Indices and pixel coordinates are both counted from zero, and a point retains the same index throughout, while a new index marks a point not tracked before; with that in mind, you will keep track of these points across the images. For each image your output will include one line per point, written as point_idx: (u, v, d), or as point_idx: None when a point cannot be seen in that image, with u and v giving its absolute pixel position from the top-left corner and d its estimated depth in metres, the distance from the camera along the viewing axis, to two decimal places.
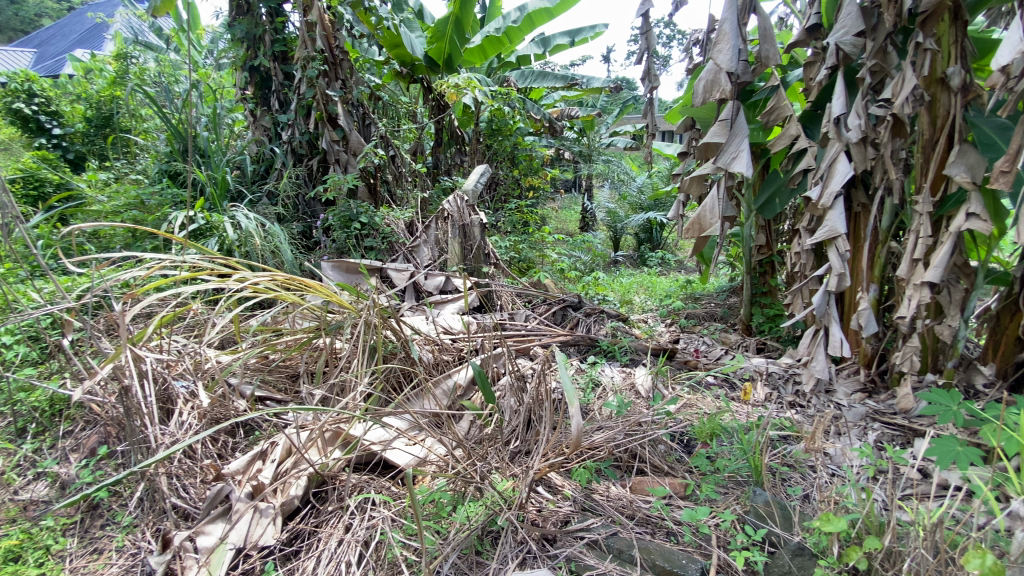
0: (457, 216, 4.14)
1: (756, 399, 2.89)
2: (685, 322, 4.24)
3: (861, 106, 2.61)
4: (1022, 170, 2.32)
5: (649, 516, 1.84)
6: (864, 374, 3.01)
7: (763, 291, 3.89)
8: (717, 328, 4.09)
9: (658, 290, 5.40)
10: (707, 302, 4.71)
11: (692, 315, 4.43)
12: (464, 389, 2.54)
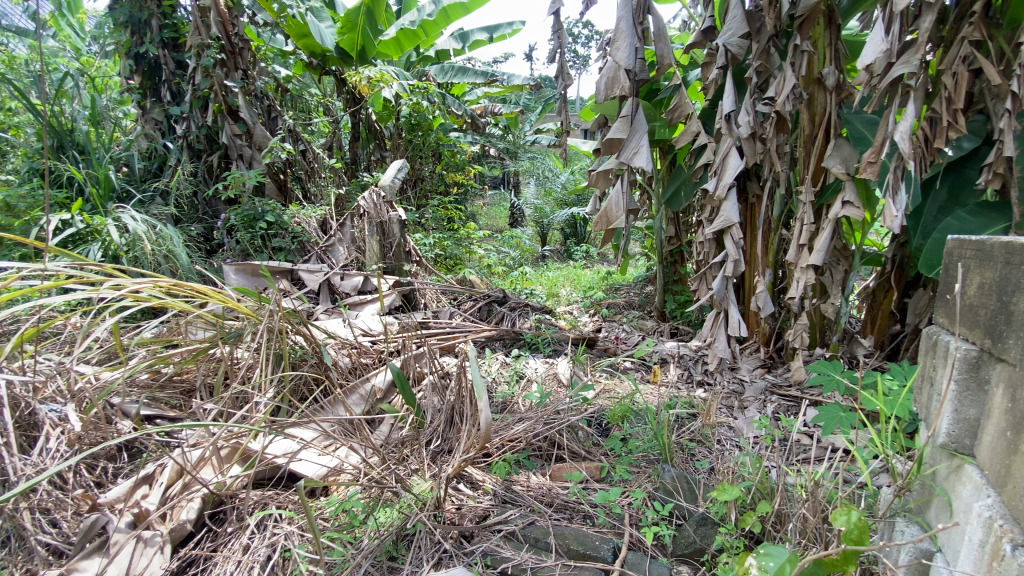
0: (373, 213, 3.99)
1: (669, 381, 3.05)
2: (606, 311, 4.39)
3: (750, 104, 2.81)
4: (886, 160, 2.58)
5: (566, 502, 1.88)
6: (763, 351, 3.26)
7: (674, 279, 4.10)
8: (635, 315, 4.27)
9: (582, 282, 5.55)
10: (627, 291, 4.90)
11: (612, 305, 4.61)
12: (383, 392, 2.46)
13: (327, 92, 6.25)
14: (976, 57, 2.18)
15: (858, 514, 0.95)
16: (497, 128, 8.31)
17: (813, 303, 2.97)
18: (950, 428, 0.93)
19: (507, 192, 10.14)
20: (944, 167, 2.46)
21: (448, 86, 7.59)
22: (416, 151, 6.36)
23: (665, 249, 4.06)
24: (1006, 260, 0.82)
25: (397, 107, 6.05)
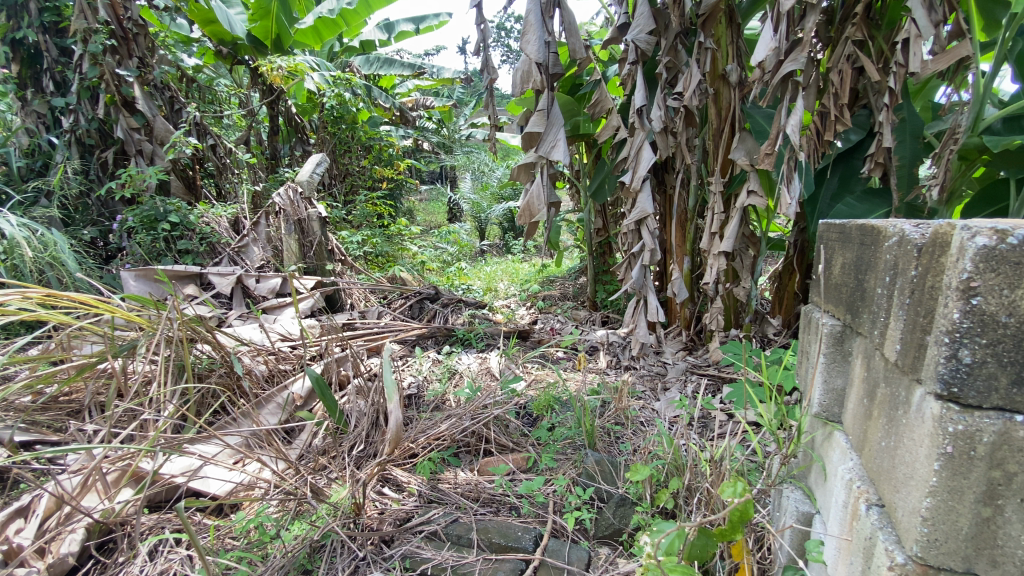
0: (290, 211, 3.77)
1: (599, 368, 3.12)
2: (541, 303, 4.42)
3: (661, 99, 2.90)
4: (783, 152, 2.76)
5: (492, 495, 1.89)
6: (684, 335, 3.41)
7: (603, 270, 4.19)
8: (568, 306, 4.34)
9: (519, 276, 5.56)
10: (561, 283, 4.95)
11: (548, 297, 4.65)
12: (303, 400, 2.36)
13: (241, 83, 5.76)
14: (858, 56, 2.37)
15: (744, 484, 0.99)
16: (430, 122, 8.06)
17: (726, 287, 3.13)
18: (821, 398, 1.02)
19: (443, 186, 9.92)
20: (834, 158, 2.67)
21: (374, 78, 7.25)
22: (342, 145, 6.01)
23: (594, 241, 4.14)
24: (860, 241, 0.88)
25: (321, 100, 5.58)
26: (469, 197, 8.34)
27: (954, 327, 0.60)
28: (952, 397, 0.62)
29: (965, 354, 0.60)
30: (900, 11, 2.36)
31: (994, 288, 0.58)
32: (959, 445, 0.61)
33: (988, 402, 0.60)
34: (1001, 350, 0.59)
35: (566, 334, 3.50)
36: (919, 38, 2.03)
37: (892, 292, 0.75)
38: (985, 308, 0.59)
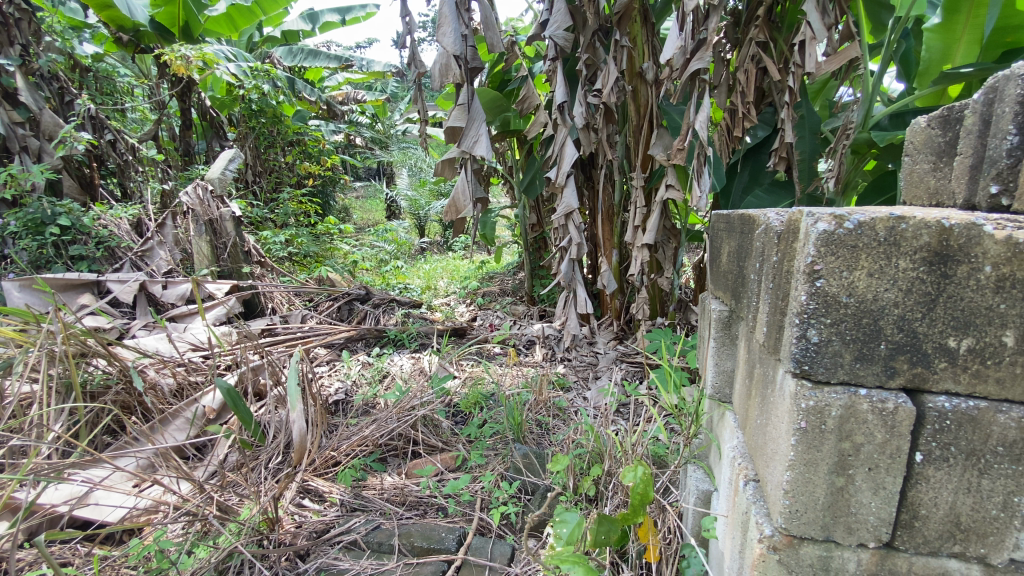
0: (200, 211, 3.47)
1: (533, 362, 3.13)
2: (480, 300, 4.36)
3: (581, 96, 2.92)
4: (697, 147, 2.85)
5: (420, 497, 1.84)
6: (615, 325, 3.48)
7: (539, 264, 4.19)
8: (507, 301, 4.31)
9: (459, 273, 5.45)
10: (500, 279, 4.91)
11: (487, 293, 4.59)
12: (215, 413, 2.18)
13: (149, 74, 5.22)
14: (761, 57, 2.48)
15: (644, 468, 1.01)
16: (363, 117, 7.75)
17: (651, 278, 3.22)
18: (714, 380, 1.07)
19: (380, 182, 9.55)
20: (743, 153, 2.78)
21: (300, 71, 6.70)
22: (266, 141, 5.37)
23: (529, 236, 4.13)
24: (741, 229, 0.92)
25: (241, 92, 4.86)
26: (407, 194, 8.07)
27: (802, 308, 0.58)
28: (804, 374, 0.60)
29: (813, 334, 0.59)
30: (797, 14, 2.50)
31: (835, 269, 0.57)
32: (811, 420, 0.60)
33: (836, 378, 0.59)
34: (844, 328, 0.58)
35: (502, 330, 3.48)
36: (814, 40, 2.15)
37: (761, 276, 0.77)
38: (829, 289, 0.57)
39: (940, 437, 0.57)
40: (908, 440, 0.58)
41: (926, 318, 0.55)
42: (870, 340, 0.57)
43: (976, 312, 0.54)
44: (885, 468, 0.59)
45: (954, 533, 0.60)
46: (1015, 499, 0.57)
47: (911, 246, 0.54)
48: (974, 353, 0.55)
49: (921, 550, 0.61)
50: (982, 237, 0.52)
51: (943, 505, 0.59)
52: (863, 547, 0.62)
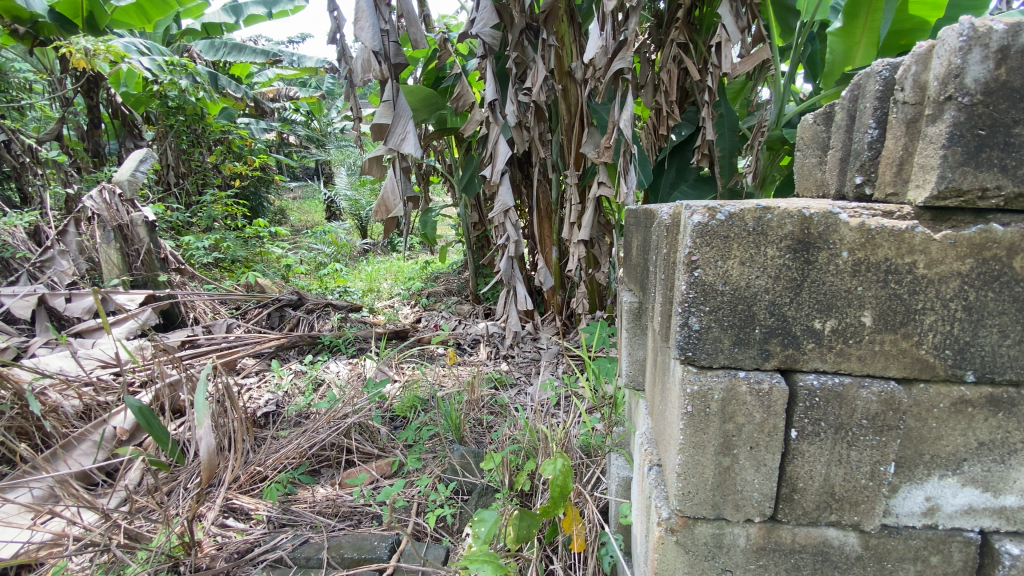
0: (106, 216, 2.92)
1: (477, 361, 3.06)
2: (424, 300, 4.20)
3: (512, 94, 2.83)
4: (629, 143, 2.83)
5: (353, 507, 1.79)
6: (557, 320, 3.47)
7: (481, 263, 4.12)
8: (453, 300, 4.15)
9: (403, 273, 5.20)
10: (445, 279, 4.74)
11: (433, 293, 4.42)
12: (128, 434, 1.99)
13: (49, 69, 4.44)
14: (682, 58, 2.56)
15: (564, 461, 1.03)
16: (297, 114, 7.34)
17: (589, 273, 3.24)
18: (630, 369, 1.10)
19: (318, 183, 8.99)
20: (669, 150, 2.84)
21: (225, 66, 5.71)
22: (188, 140, 4.83)
23: (471, 234, 4.03)
24: (644, 225, 0.95)
25: (155, 89, 4.25)
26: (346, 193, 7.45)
27: (682, 297, 0.61)
28: (689, 360, 0.63)
29: (695, 322, 0.61)
30: (715, 17, 2.60)
31: (712, 259, 0.59)
32: (696, 404, 0.63)
33: (717, 362, 0.62)
34: (722, 315, 0.61)
35: (444, 329, 3.38)
36: (729, 41, 2.23)
37: (658, 267, 0.81)
38: (706, 278, 0.60)
39: (812, 413, 0.61)
40: (783, 418, 0.61)
41: (794, 302, 0.59)
42: (745, 325, 0.61)
43: (837, 295, 0.58)
44: (764, 445, 0.62)
45: (830, 503, 0.63)
46: (880, 468, 0.62)
47: (777, 234, 0.57)
48: (838, 333, 0.59)
49: (801, 521, 0.65)
50: (838, 224, 0.56)
51: (818, 478, 0.63)
52: (750, 523, 0.66)
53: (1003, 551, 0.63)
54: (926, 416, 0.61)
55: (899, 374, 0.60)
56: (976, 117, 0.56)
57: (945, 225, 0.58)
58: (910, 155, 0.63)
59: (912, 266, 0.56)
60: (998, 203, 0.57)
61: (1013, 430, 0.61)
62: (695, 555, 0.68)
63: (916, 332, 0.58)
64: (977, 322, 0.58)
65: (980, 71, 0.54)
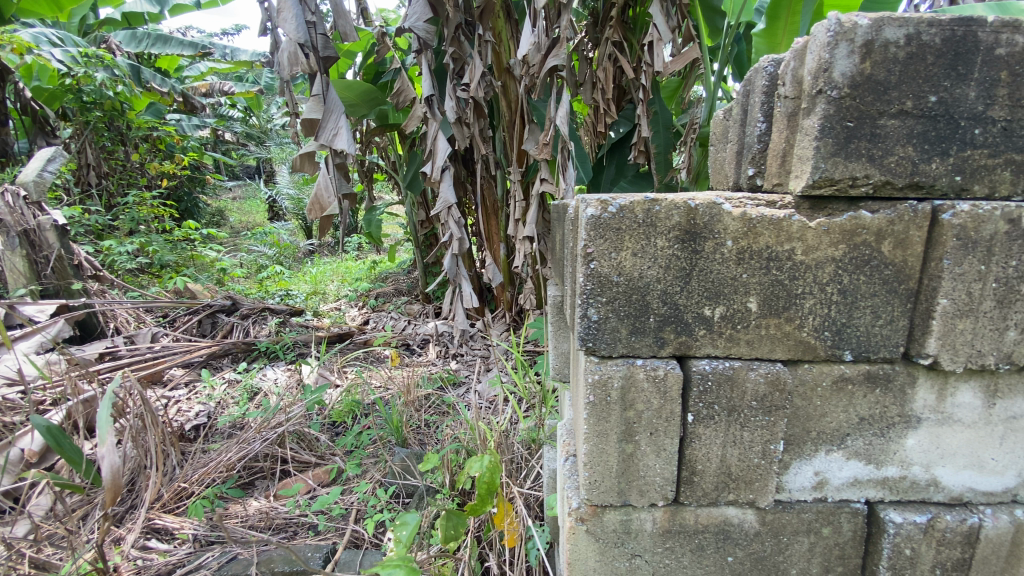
0: (9, 221, 2.27)
1: (424, 362, 2.81)
2: (372, 301, 3.83)
3: (449, 90, 2.55)
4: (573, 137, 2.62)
5: (287, 519, 1.69)
6: (507, 317, 3.30)
7: (431, 261, 3.82)
8: (402, 301, 3.78)
9: (351, 274, 4.75)
10: (394, 279, 4.37)
11: (382, 294, 4.04)
12: (39, 456, 1.74)
13: None
14: (617, 56, 2.48)
15: (491, 457, 1.02)
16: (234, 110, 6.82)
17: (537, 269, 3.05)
18: (556, 362, 1.11)
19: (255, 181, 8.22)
20: (608, 147, 2.74)
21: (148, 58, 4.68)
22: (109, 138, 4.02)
23: (419, 233, 3.71)
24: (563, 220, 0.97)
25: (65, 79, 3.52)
26: (288, 192, 6.52)
27: (581, 289, 0.63)
28: (590, 350, 0.65)
29: (594, 313, 0.63)
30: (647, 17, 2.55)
31: (606, 252, 0.62)
32: (598, 393, 0.65)
33: (616, 351, 0.64)
34: (618, 305, 0.63)
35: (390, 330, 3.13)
36: (661, 40, 2.21)
37: (570, 261, 0.82)
38: (602, 270, 0.62)
39: (705, 397, 0.64)
40: (679, 403, 0.64)
41: (684, 291, 0.62)
42: (641, 315, 0.63)
43: (724, 283, 0.61)
44: (662, 430, 0.65)
45: (727, 483, 0.66)
46: (770, 446, 0.65)
47: (665, 226, 0.60)
48: (726, 319, 0.63)
49: (702, 502, 0.68)
50: (721, 214, 0.60)
51: (715, 459, 0.66)
52: (655, 507, 0.68)
53: (888, 520, 0.67)
54: (811, 395, 0.65)
55: (784, 356, 0.63)
56: (844, 109, 0.58)
57: (822, 214, 0.61)
58: (792, 148, 0.67)
59: (791, 252, 0.60)
60: (868, 190, 0.60)
61: (889, 405, 0.65)
62: (605, 542, 0.70)
63: (797, 316, 0.62)
64: (852, 304, 0.61)
65: (846, 64, 0.57)
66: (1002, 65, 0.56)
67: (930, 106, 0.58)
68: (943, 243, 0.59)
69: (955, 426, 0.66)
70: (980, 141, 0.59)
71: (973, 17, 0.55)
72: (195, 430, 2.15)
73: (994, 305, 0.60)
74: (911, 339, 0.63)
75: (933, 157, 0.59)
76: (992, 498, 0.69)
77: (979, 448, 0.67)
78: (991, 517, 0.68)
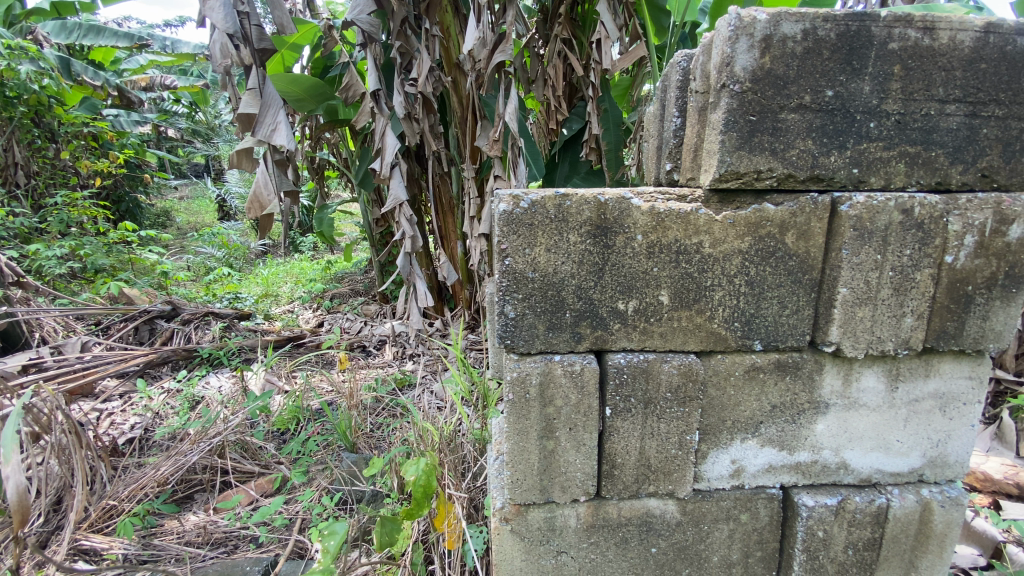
0: None
1: (378, 364, 2.36)
2: (327, 302, 3.48)
3: (397, 85, 2.12)
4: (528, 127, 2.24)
5: (227, 532, 1.39)
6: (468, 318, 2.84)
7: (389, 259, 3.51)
8: (358, 300, 3.45)
9: (305, 275, 4.36)
10: (350, 279, 4.05)
11: (337, 295, 3.69)
12: None
13: None
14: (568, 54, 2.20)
15: (428, 460, 0.99)
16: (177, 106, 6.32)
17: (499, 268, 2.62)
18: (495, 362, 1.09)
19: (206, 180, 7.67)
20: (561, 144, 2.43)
21: (81, 48, 3.95)
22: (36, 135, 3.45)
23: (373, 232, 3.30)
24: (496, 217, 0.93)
25: None
26: (238, 191, 6.16)
27: (497, 286, 0.62)
28: (509, 348, 0.64)
29: (511, 310, 0.63)
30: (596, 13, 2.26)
31: (520, 248, 0.61)
32: (517, 391, 0.65)
33: (534, 348, 0.64)
34: (534, 302, 0.62)
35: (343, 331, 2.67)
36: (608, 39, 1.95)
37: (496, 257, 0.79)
38: (517, 267, 0.61)
39: (622, 390, 0.65)
40: (597, 398, 0.65)
41: (598, 285, 0.62)
42: (557, 310, 0.63)
43: (636, 277, 0.62)
44: (582, 425, 0.65)
45: (647, 475, 0.67)
46: (686, 437, 0.66)
47: (577, 220, 0.60)
48: (640, 312, 0.63)
49: (623, 495, 0.68)
50: (631, 209, 0.60)
51: (634, 452, 0.67)
52: (578, 503, 0.68)
53: (801, 503, 0.69)
54: (724, 384, 0.66)
55: (697, 347, 0.64)
56: (747, 104, 0.59)
57: (730, 207, 0.62)
58: (703, 142, 0.67)
59: (699, 245, 0.61)
60: (773, 183, 0.62)
61: (799, 392, 0.67)
62: (531, 541, 0.70)
63: (708, 307, 0.63)
64: (759, 295, 0.63)
65: (746, 59, 0.58)
66: (895, 59, 0.58)
67: (827, 100, 0.59)
68: (842, 234, 0.61)
69: (861, 410, 0.68)
70: (875, 133, 0.60)
71: (865, 12, 0.56)
72: (129, 443, 1.71)
73: (891, 292, 0.63)
74: (816, 327, 0.65)
75: (832, 150, 0.61)
76: (898, 478, 0.72)
77: (885, 431, 0.70)
78: (898, 498, 0.71)
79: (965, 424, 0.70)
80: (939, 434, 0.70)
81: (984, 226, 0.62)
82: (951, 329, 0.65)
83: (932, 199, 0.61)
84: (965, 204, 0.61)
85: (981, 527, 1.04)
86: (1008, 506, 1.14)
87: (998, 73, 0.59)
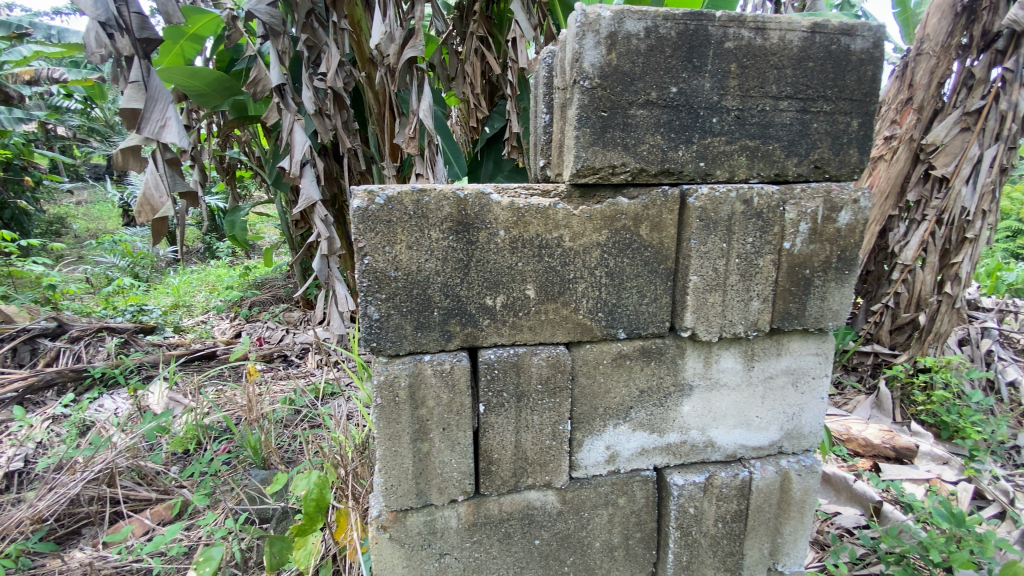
0: None
1: (298, 374, 2.17)
2: (245, 310, 3.24)
3: (306, 79, 1.95)
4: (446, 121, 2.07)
5: (117, 567, 1.16)
6: None
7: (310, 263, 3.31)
8: (279, 308, 3.23)
9: (220, 283, 4.04)
10: (270, 285, 3.79)
11: (255, 303, 3.44)
12: None
13: None
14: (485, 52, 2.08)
15: (320, 473, 0.93)
16: None
17: None
18: None
19: (106, 182, 6.96)
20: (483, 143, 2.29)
21: None
22: None
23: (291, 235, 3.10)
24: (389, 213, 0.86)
25: None
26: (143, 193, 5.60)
27: (358, 288, 0.60)
28: (376, 350, 0.62)
29: (374, 311, 0.61)
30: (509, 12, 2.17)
31: (379, 246, 0.59)
32: (386, 395, 0.63)
33: (403, 349, 0.62)
34: (398, 301, 0.61)
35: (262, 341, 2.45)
36: (522, 38, 1.84)
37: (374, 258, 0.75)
38: (377, 265, 0.59)
39: (493, 386, 0.65)
40: (469, 395, 0.64)
41: (464, 282, 0.62)
42: (423, 309, 0.62)
43: (501, 272, 0.62)
44: (455, 424, 0.65)
45: (524, 468, 0.68)
46: (559, 427, 0.68)
47: (437, 217, 0.59)
48: (507, 307, 0.63)
49: (502, 491, 0.69)
50: (491, 205, 0.60)
51: (510, 446, 0.67)
52: (457, 503, 0.68)
53: (672, 483, 0.73)
54: (594, 372, 0.68)
55: (565, 338, 0.66)
56: (598, 100, 0.60)
57: (590, 201, 0.64)
58: (567, 137, 0.68)
59: (560, 239, 0.63)
60: (628, 177, 0.63)
61: (664, 376, 0.70)
62: (412, 546, 0.69)
63: (572, 299, 0.65)
64: (619, 285, 0.66)
65: (594, 55, 0.59)
66: (731, 57, 0.62)
67: (672, 96, 0.62)
68: (690, 225, 0.65)
69: (722, 390, 0.72)
70: (718, 128, 0.64)
71: (701, 12, 0.59)
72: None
73: (738, 278, 0.67)
74: (674, 314, 0.68)
75: (679, 144, 0.63)
76: (760, 452, 0.76)
77: (745, 408, 0.74)
78: (760, 470, 0.76)
79: (816, 397, 0.76)
80: (793, 408, 0.76)
81: (817, 213, 0.67)
82: (795, 310, 0.70)
83: (768, 189, 0.65)
84: (799, 193, 0.66)
85: (861, 488, 1.14)
86: (887, 467, 1.26)
87: (824, 71, 0.64)
